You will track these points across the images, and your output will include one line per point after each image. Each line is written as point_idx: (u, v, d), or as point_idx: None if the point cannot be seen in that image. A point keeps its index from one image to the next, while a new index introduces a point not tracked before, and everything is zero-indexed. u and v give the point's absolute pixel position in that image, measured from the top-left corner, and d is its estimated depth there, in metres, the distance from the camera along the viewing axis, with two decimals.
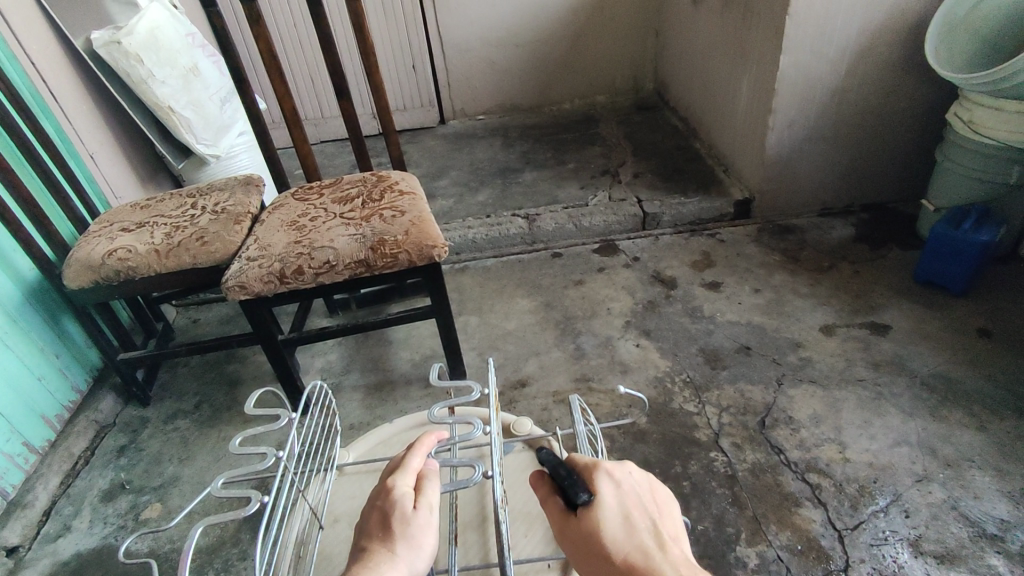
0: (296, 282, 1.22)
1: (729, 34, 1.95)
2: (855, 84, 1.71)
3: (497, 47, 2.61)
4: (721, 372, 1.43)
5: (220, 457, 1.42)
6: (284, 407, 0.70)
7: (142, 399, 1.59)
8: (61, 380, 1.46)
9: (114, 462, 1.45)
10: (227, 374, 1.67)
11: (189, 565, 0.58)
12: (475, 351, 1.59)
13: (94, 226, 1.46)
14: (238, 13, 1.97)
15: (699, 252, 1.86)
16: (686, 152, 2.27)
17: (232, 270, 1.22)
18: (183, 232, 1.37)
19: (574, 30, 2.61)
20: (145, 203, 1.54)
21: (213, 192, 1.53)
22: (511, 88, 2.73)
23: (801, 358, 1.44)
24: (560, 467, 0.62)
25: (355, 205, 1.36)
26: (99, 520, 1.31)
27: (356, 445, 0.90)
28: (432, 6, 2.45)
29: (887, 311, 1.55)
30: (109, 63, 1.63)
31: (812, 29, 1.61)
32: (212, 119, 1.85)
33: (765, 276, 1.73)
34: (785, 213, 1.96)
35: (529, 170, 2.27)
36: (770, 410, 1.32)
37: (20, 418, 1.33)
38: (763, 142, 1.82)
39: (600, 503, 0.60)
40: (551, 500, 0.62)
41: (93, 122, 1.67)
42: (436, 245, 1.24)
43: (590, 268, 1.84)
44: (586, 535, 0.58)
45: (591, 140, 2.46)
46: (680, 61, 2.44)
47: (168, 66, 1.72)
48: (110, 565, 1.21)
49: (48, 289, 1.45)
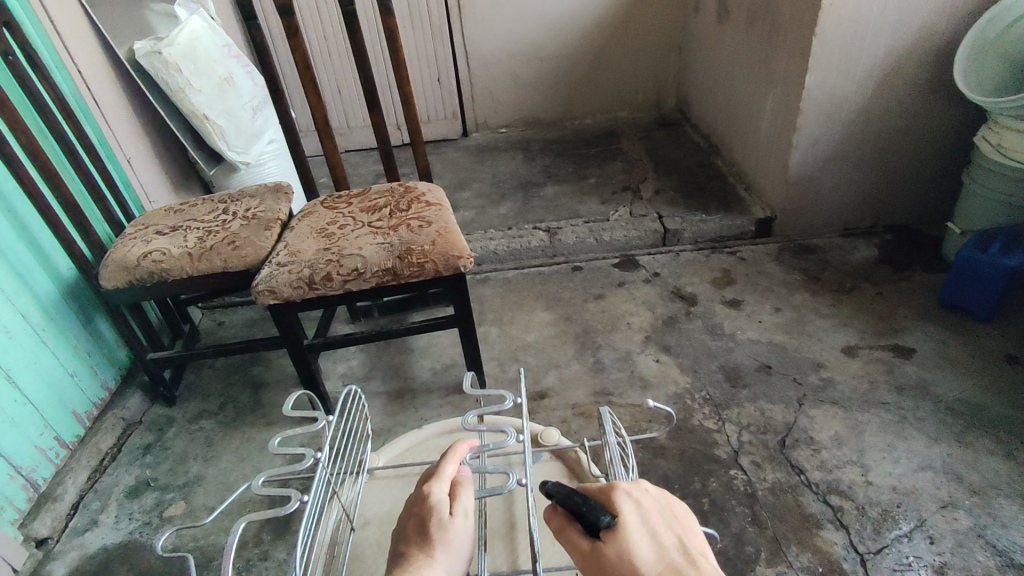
0: (325, 288, 1.24)
1: (755, 53, 1.97)
2: (881, 105, 1.71)
3: (521, 61, 2.65)
4: (741, 391, 1.43)
5: (243, 458, 1.44)
6: (321, 411, 0.73)
7: (168, 398, 1.62)
8: (92, 377, 1.50)
9: (140, 460, 1.48)
10: (251, 377, 1.70)
11: (231, 558, 0.60)
12: (495, 361, 1.61)
13: (129, 229, 1.51)
14: (270, 24, 2.02)
15: (719, 269, 1.86)
16: (707, 169, 2.28)
17: (263, 275, 1.25)
18: (215, 237, 1.41)
19: (598, 46, 2.64)
20: (179, 207, 1.58)
21: (243, 198, 1.57)
22: (534, 102, 2.77)
23: (822, 379, 1.44)
24: (575, 493, 0.60)
25: (383, 215, 1.38)
26: (125, 515, 1.34)
27: (385, 450, 0.92)
28: (458, 20, 2.50)
29: (911, 334, 1.53)
30: (150, 71, 1.68)
31: (838, 49, 1.62)
32: (244, 127, 1.89)
33: (786, 295, 1.72)
34: (807, 233, 1.96)
35: (551, 183, 2.29)
36: (790, 430, 1.32)
37: (53, 413, 1.37)
38: (786, 161, 1.82)
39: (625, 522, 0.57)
40: (570, 532, 0.59)
41: (131, 127, 1.73)
42: (462, 256, 1.26)
43: (610, 282, 1.85)
44: (615, 560, 0.55)
45: (613, 155, 2.47)
46: (703, 79, 2.46)
47: (205, 76, 1.77)
48: (136, 561, 1.24)
49: (84, 289, 1.49)
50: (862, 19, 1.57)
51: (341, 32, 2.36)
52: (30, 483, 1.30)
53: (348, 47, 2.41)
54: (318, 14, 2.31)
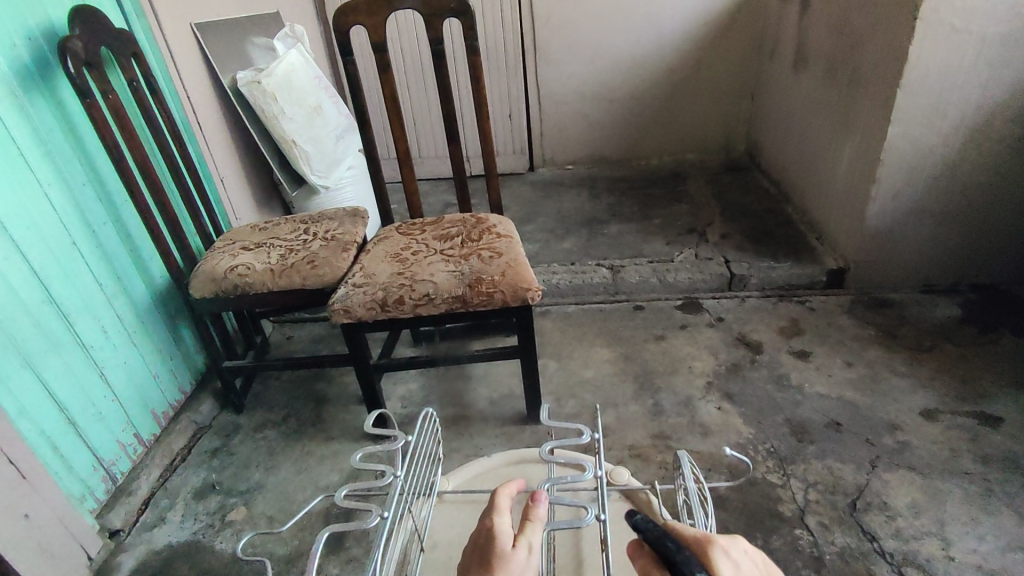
0: (396, 310, 1.29)
1: (833, 102, 1.95)
2: (969, 159, 1.65)
3: (591, 101, 2.71)
4: (808, 447, 1.37)
5: (303, 470, 1.48)
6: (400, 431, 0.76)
7: (237, 406, 1.70)
8: (172, 379, 1.59)
9: (207, 462, 1.55)
10: (315, 392, 1.75)
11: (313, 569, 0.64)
12: (551, 394, 1.60)
13: (218, 243, 1.61)
14: (363, 61, 2.15)
15: (787, 319, 1.81)
16: (776, 216, 2.24)
17: (339, 294, 1.31)
18: (296, 255, 1.48)
19: (669, 89, 2.67)
20: (263, 225, 1.68)
21: (323, 220, 1.65)
22: (601, 141, 2.81)
23: (898, 441, 1.36)
24: (667, 538, 0.58)
25: (455, 244, 1.43)
26: (191, 515, 1.39)
27: (455, 475, 0.94)
28: (533, 60, 2.60)
29: (999, 401, 1.44)
30: (249, 99, 1.81)
31: (924, 101, 1.58)
32: (327, 153, 2.00)
33: (859, 350, 1.66)
34: (883, 286, 1.88)
35: (615, 222, 2.31)
36: (861, 493, 1.25)
37: (135, 411, 1.46)
38: (863, 211, 1.77)
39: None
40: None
41: (226, 149, 1.86)
42: (531, 289, 1.28)
43: (672, 324, 1.83)
44: None
45: (679, 196, 2.47)
46: (776, 125, 2.44)
47: (297, 105, 1.89)
48: (198, 560, 1.28)
49: (173, 296, 1.60)
50: (952, 71, 1.53)
51: (427, 69, 2.48)
52: (110, 475, 1.38)
53: (433, 85, 2.54)
54: (406, 52, 2.45)
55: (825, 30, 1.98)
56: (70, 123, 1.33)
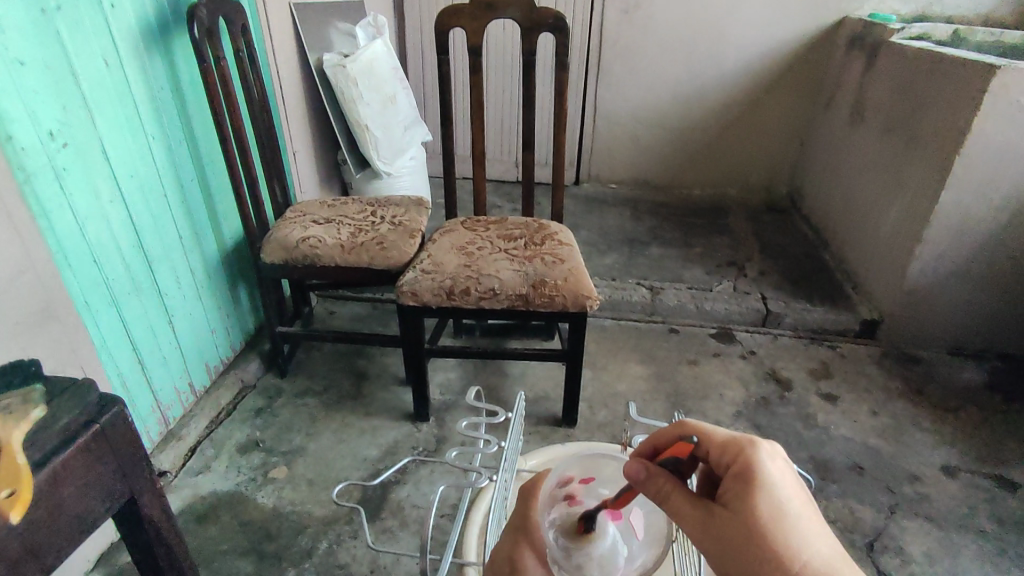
0: (461, 300, 1.36)
1: (883, 157, 2.04)
2: (1013, 232, 1.73)
3: (645, 127, 2.87)
4: (830, 485, 1.44)
5: (343, 440, 1.57)
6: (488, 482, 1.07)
7: (283, 370, 1.78)
8: (223, 336, 1.69)
9: (251, 421, 1.63)
10: (356, 367, 1.83)
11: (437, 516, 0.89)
12: (585, 401, 1.67)
13: (288, 213, 1.67)
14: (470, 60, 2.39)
15: (817, 361, 1.88)
16: (813, 261, 2.33)
17: (408, 277, 1.39)
18: (365, 235, 1.54)
19: (721, 126, 2.83)
20: (332, 202, 1.74)
21: (389, 205, 1.72)
22: (648, 167, 2.96)
23: (917, 492, 1.43)
24: None
25: (518, 243, 1.49)
26: (234, 467, 1.48)
27: (536, 455, 1.17)
28: (594, 83, 2.80)
29: (1016, 468, 1.50)
30: (331, 80, 1.89)
31: (979, 173, 1.67)
32: (394, 141, 2.08)
33: (884, 401, 1.72)
34: (912, 343, 1.95)
35: (656, 245, 2.45)
36: (879, 535, 1.32)
37: (192, 361, 1.56)
38: (905, 269, 1.84)
39: (637, 481, 0.57)
40: None
41: (302, 124, 1.94)
42: (590, 297, 1.34)
43: (704, 351, 1.91)
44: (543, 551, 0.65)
45: (719, 230, 2.61)
46: (821, 175, 2.56)
47: (375, 93, 1.97)
48: (242, 509, 1.37)
49: (234, 258, 1.69)
50: (1011, 147, 1.62)
51: (516, 80, 2.66)
52: (163, 419, 1.46)
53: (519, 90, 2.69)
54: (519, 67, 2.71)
55: (888, 87, 2.07)
56: (177, 83, 1.41)
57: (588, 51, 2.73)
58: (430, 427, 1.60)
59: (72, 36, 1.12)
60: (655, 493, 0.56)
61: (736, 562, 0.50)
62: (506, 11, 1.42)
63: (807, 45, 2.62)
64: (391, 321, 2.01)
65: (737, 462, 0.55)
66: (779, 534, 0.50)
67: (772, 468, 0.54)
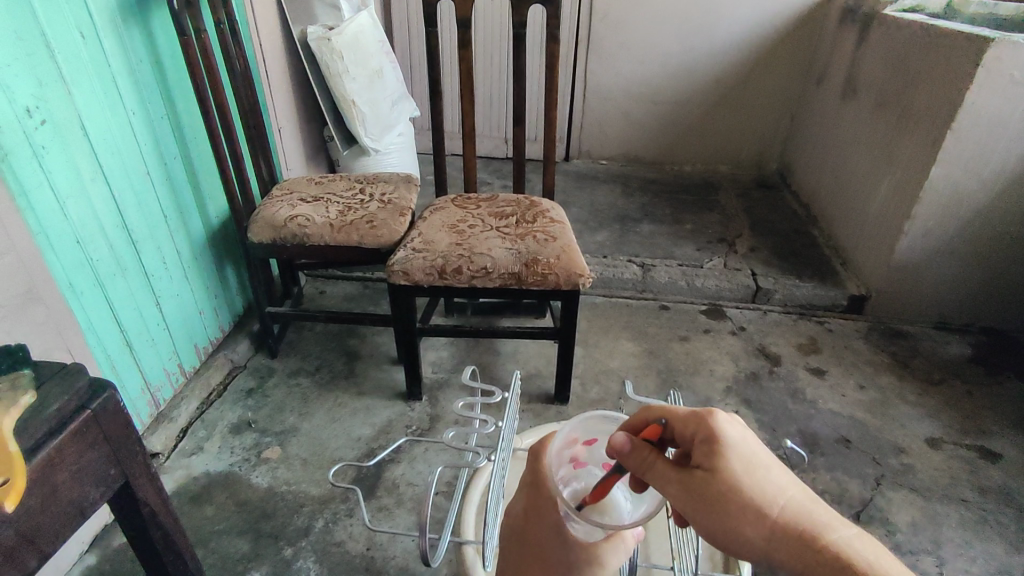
0: (453, 279, 1.35)
1: (874, 132, 2.04)
2: (1000, 208, 1.75)
3: (636, 102, 2.84)
4: (818, 458, 1.47)
5: (336, 420, 1.56)
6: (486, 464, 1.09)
7: (273, 350, 1.76)
8: (212, 317, 1.67)
9: (243, 401, 1.62)
10: (347, 347, 1.83)
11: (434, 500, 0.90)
12: (577, 378, 1.68)
13: (275, 191, 1.64)
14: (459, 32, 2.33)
15: (806, 336, 1.90)
16: (803, 236, 2.35)
17: (399, 256, 1.37)
18: (354, 213, 1.52)
19: (712, 101, 2.81)
20: (319, 180, 1.71)
21: (378, 183, 1.69)
22: (639, 143, 2.94)
23: (902, 464, 1.46)
24: None
25: (509, 221, 1.48)
26: (227, 448, 1.48)
27: (529, 434, 1.19)
28: (584, 57, 2.75)
29: (998, 439, 1.54)
30: (315, 53, 1.83)
31: (969, 149, 1.67)
32: (382, 117, 2.04)
33: (871, 375, 1.75)
34: (899, 318, 1.98)
35: (647, 222, 2.45)
36: (865, 506, 1.35)
37: (180, 342, 1.54)
38: (893, 245, 1.86)
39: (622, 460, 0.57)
40: None
41: (286, 99, 1.89)
42: (583, 275, 1.34)
43: (695, 327, 1.92)
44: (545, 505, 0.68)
45: (710, 206, 2.61)
46: (811, 150, 2.56)
47: (361, 67, 1.92)
48: (236, 490, 1.37)
49: (220, 237, 1.66)
50: (1000, 123, 1.63)
51: (505, 54, 2.61)
52: (153, 401, 1.45)
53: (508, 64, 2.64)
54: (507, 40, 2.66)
55: (880, 62, 2.06)
56: (156, 56, 1.36)
57: (578, 24, 2.68)
58: (423, 406, 1.60)
59: (43, 6, 1.07)
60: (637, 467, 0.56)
61: (718, 521, 0.49)
62: None
63: (799, 19, 2.59)
64: (382, 299, 2.00)
65: (701, 430, 0.54)
66: (750, 490, 0.49)
67: (734, 430, 0.54)
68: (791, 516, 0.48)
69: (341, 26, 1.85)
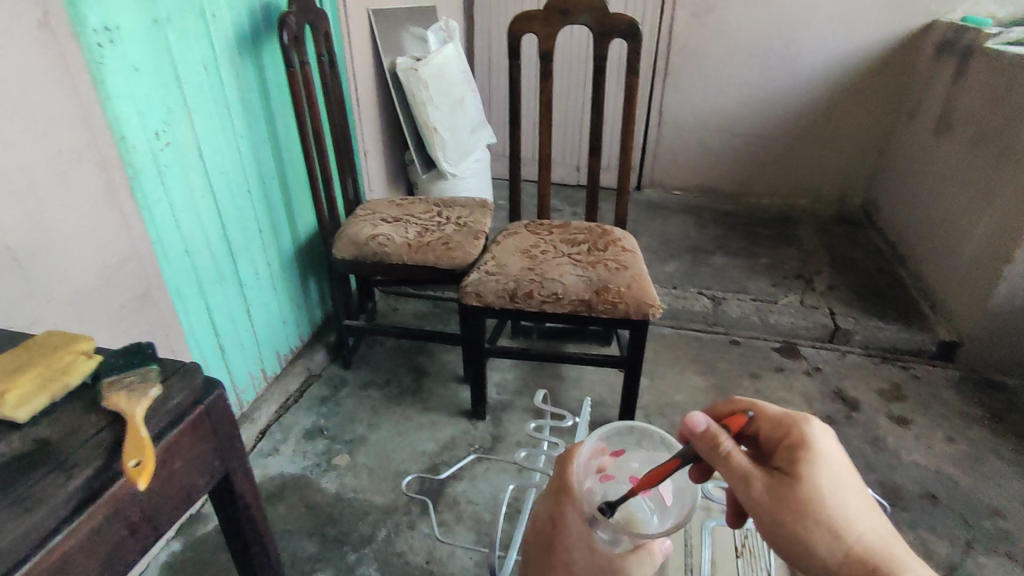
0: (524, 303, 1.38)
1: (970, 170, 1.94)
2: None
3: (711, 132, 2.82)
4: (900, 513, 1.38)
5: (402, 433, 1.62)
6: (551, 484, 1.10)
7: (347, 362, 1.85)
8: (294, 327, 1.77)
9: (317, 409, 1.70)
10: (415, 363, 1.89)
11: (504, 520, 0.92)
12: (642, 409, 1.66)
13: (359, 211, 1.74)
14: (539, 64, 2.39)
15: (889, 382, 1.80)
16: (888, 276, 2.23)
17: (473, 278, 1.42)
18: (432, 234, 1.59)
19: (792, 134, 2.74)
20: (400, 202, 1.80)
21: (455, 206, 1.76)
22: (714, 174, 2.90)
23: (998, 527, 1.35)
24: None
25: (581, 248, 1.50)
26: (301, 452, 1.56)
27: None
28: (660, 88, 2.77)
29: None
30: (403, 83, 1.95)
31: None
32: (460, 143, 2.12)
33: (963, 428, 1.63)
34: (996, 368, 1.84)
35: (719, 254, 2.40)
36: (953, 570, 1.25)
37: (265, 349, 1.64)
38: (991, 290, 1.74)
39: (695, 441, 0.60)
40: None
41: (374, 125, 2.01)
42: (654, 305, 1.33)
43: (767, 365, 1.86)
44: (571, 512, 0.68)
45: (787, 240, 2.53)
46: (899, 186, 2.44)
47: (445, 96, 2.02)
48: (306, 493, 1.44)
49: (306, 253, 1.77)
50: None
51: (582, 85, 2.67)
52: (238, 402, 1.55)
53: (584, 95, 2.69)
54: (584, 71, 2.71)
55: (980, 97, 1.96)
56: (265, 85, 1.49)
57: (656, 56, 2.70)
58: (486, 426, 1.63)
59: (176, 41, 1.20)
60: (711, 452, 0.58)
61: (797, 518, 0.55)
62: (580, 17, 1.43)
63: (891, 51, 2.50)
64: (451, 319, 2.06)
65: (792, 435, 0.59)
66: (830, 502, 0.55)
67: (825, 442, 0.59)
68: (866, 538, 0.54)
69: (429, 58, 1.96)
